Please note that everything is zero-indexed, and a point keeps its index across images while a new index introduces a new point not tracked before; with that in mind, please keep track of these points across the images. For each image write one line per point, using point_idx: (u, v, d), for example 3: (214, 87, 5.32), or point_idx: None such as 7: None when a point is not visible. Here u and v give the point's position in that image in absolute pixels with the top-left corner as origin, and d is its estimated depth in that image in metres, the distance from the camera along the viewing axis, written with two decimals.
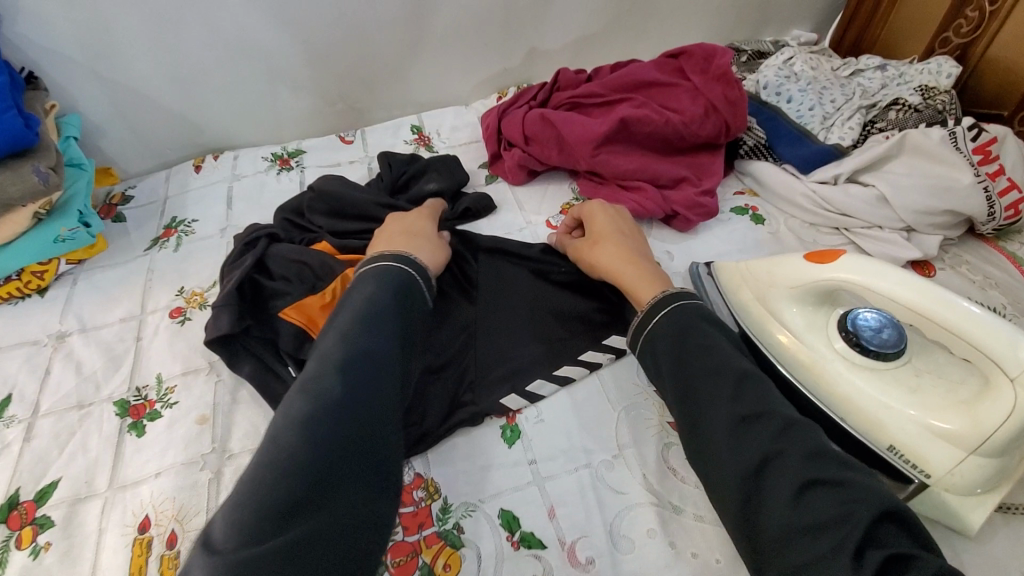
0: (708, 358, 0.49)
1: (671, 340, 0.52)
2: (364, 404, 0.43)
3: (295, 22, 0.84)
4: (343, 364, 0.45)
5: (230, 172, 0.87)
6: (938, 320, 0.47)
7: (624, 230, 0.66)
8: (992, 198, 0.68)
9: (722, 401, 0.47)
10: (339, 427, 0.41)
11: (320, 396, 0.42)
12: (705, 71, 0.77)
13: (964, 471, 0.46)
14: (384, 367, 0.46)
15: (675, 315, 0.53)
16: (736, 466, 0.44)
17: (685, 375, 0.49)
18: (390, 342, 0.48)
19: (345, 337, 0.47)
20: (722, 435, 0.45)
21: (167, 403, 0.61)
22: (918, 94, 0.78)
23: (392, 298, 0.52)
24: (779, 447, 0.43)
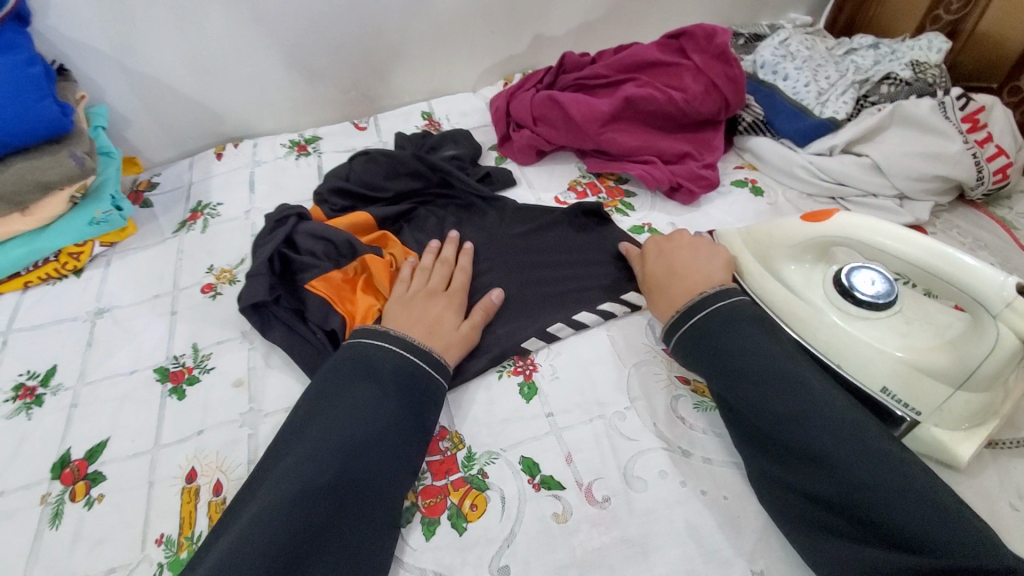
0: (747, 360, 0.52)
1: (721, 330, 0.55)
2: (344, 497, 0.46)
3: (311, 12, 0.88)
4: (331, 449, 0.48)
5: (251, 158, 0.91)
6: (927, 267, 0.50)
7: (685, 250, 0.64)
8: (980, 163, 0.72)
9: (769, 401, 0.50)
10: (311, 517, 0.44)
11: (302, 480, 0.46)
12: (705, 50, 0.79)
13: (951, 407, 0.49)
14: (373, 454, 0.49)
15: (722, 323, 0.56)
16: (794, 454, 0.48)
17: (734, 395, 0.52)
18: (383, 424, 0.51)
19: (341, 418, 0.50)
20: (787, 452, 0.48)
21: (204, 369, 0.65)
22: (908, 69, 0.81)
23: (392, 374, 0.54)
24: (851, 467, 0.45)
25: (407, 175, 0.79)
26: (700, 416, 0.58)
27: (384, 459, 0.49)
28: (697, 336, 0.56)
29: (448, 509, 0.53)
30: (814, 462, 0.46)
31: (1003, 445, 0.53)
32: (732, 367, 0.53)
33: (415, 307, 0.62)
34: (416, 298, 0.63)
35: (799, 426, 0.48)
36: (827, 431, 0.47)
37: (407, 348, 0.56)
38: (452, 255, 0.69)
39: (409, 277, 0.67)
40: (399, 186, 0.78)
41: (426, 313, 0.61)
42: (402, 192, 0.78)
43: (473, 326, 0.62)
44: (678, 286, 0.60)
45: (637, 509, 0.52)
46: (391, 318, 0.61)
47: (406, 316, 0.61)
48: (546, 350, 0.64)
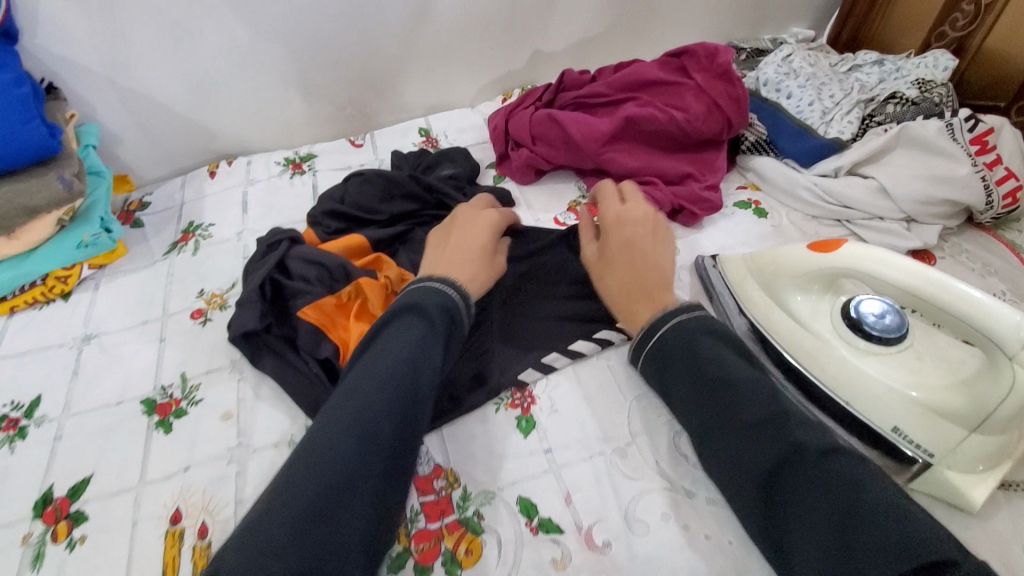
0: (714, 374, 0.51)
1: (690, 344, 0.54)
2: (397, 423, 0.47)
3: (307, 29, 0.86)
4: (386, 377, 0.48)
5: (245, 177, 0.89)
6: (937, 302, 0.48)
7: (641, 238, 0.64)
8: (990, 187, 0.70)
9: (736, 416, 0.49)
10: (372, 442, 0.45)
11: (361, 408, 0.46)
12: (707, 69, 0.78)
13: (966, 449, 0.48)
14: (421, 384, 0.49)
15: (684, 339, 0.54)
16: (760, 469, 0.47)
17: (700, 413, 0.51)
18: (430, 359, 0.51)
19: (390, 350, 0.50)
20: (754, 472, 0.47)
21: (191, 401, 0.63)
22: (914, 87, 0.80)
23: (438, 313, 0.54)
24: (811, 477, 0.45)
25: (403, 196, 0.77)
26: None
27: (430, 392, 0.50)
28: (663, 354, 0.55)
29: (442, 555, 0.51)
30: (770, 495, 0.46)
31: (1018, 487, 0.51)
32: (701, 382, 0.52)
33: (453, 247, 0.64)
34: (454, 230, 0.67)
35: (767, 438, 0.47)
36: (797, 440, 0.46)
37: (455, 280, 0.59)
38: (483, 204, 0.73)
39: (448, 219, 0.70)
40: (394, 208, 0.76)
41: (465, 242, 0.65)
42: (398, 214, 0.76)
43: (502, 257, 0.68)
44: (636, 292, 0.60)
45: (637, 555, 0.50)
46: (432, 254, 0.64)
47: (447, 252, 0.64)
48: (544, 381, 0.62)
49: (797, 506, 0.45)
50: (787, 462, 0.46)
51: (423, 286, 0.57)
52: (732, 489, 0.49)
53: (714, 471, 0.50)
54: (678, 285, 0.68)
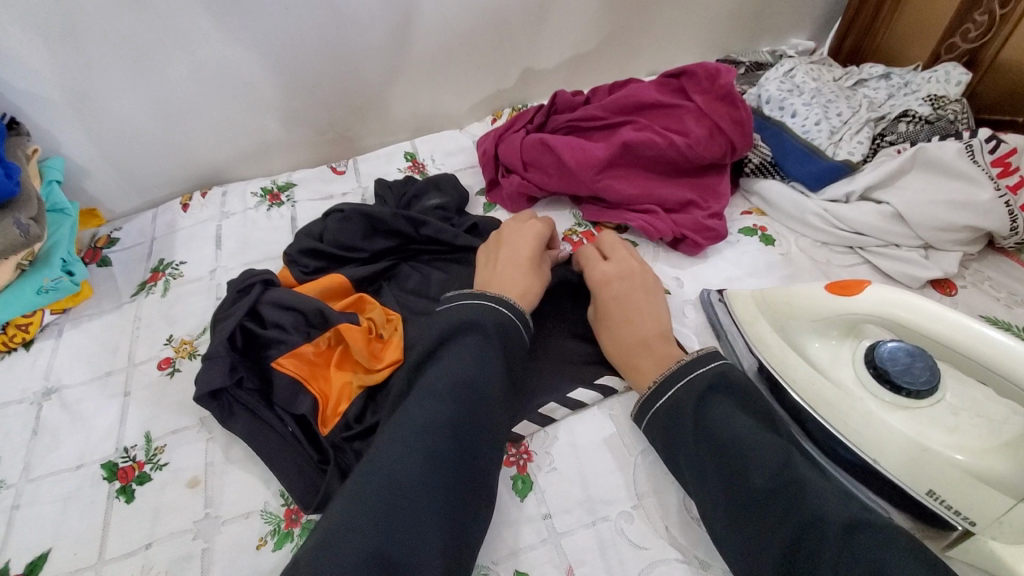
0: (727, 438, 0.47)
1: (699, 406, 0.49)
2: (462, 433, 0.46)
3: (284, 53, 0.82)
4: (449, 391, 0.47)
5: (219, 209, 0.84)
6: (977, 359, 0.44)
7: (634, 288, 0.61)
8: (1014, 212, 0.65)
9: (752, 482, 0.45)
10: (439, 454, 0.44)
11: (430, 420, 0.45)
12: (708, 90, 0.73)
13: (1014, 519, 0.41)
14: (485, 395, 0.48)
15: (693, 397, 0.50)
16: (776, 544, 0.42)
17: (710, 476, 0.47)
18: (492, 371, 0.50)
19: (449, 363, 0.49)
20: (769, 547, 0.42)
21: (156, 464, 0.58)
22: (926, 104, 0.76)
23: (495, 325, 0.53)
24: (827, 552, 0.40)
25: (387, 231, 0.72)
26: None
27: (496, 402, 0.49)
28: (673, 414, 0.50)
29: None
30: None
31: None
32: (714, 443, 0.47)
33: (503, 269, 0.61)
34: (504, 237, 0.65)
35: (781, 505, 0.43)
36: (818, 508, 0.42)
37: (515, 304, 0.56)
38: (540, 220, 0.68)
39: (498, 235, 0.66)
40: (377, 245, 0.72)
41: (517, 248, 0.63)
42: (381, 251, 0.72)
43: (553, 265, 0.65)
44: (644, 349, 0.56)
45: None
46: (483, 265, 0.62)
47: (496, 263, 0.62)
48: (542, 434, 0.57)
49: None
50: (803, 531, 0.42)
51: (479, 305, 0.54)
52: (745, 563, 0.44)
53: (722, 542, 0.45)
54: (683, 322, 0.63)
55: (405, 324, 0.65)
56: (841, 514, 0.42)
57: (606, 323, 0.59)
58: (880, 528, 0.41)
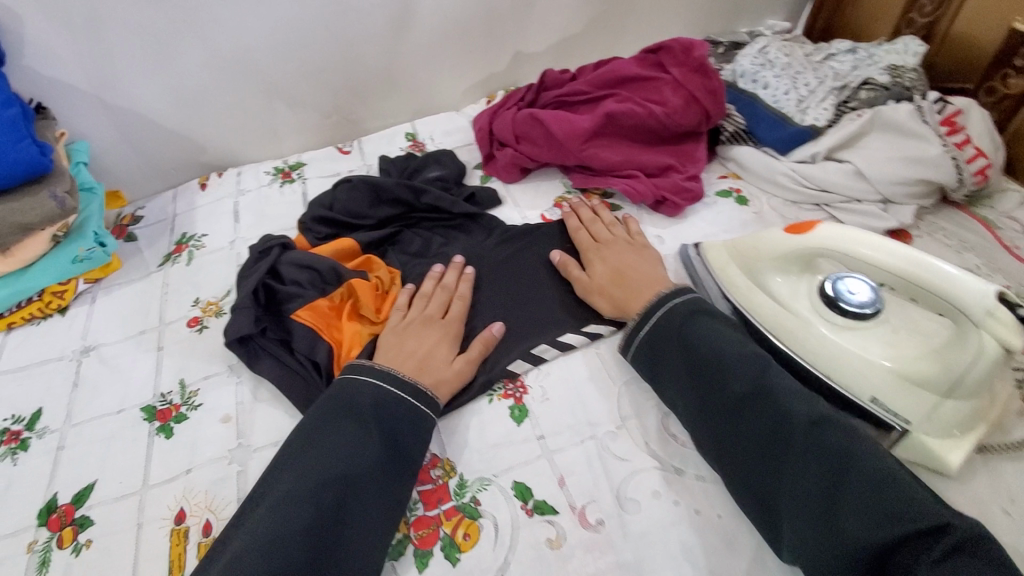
0: (708, 351, 0.54)
1: (683, 324, 0.57)
2: (324, 535, 0.47)
3: (290, 39, 0.88)
4: (312, 489, 0.48)
5: (235, 188, 0.91)
6: (909, 277, 0.50)
7: (621, 252, 0.69)
8: (960, 166, 0.72)
9: (728, 388, 0.52)
10: (289, 564, 0.44)
11: (292, 514, 0.46)
12: (683, 63, 0.80)
13: (941, 414, 0.49)
14: (357, 488, 0.49)
15: (676, 322, 0.58)
16: (753, 438, 0.49)
17: (694, 392, 0.54)
18: (364, 461, 0.50)
19: (321, 452, 0.50)
20: (749, 442, 0.49)
21: (191, 406, 0.65)
22: (886, 73, 0.82)
23: (373, 410, 0.54)
24: (798, 448, 0.47)
25: (391, 200, 0.79)
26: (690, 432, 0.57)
27: (371, 493, 0.49)
28: (659, 336, 0.58)
29: (441, 540, 0.52)
30: (764, 462, 0.48)
31: (990, 450, 0.53)
32: (695, 358, 0.54)
33: (407, 340, 0.62)
34: (412, 327, 0.63)
35: (758, 409, 0.50)
36: (787, 409, 0.49)
37: (404, 382, 0.56)
38: (452, 282, 0.69)
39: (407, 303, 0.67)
40: (383, 212, 0.78)
41: (421, 346, 0.61)
42: (386, 218, 0.79)
43: (469, 361, 0.61)
44: (644, 286, 0.64)
45: (631, 532, 0.51)
46: (382, 347, 0.61)
47: (400, 337, 0.62)
48: (536, 371, 0.63)
49: (792, 472, 0.47)
50: (778, 430, 0.48)
51: (362, 388, 0.55)
52: (727, 462, 0.50)
53: (705, 445, 0.52)
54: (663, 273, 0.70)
55: (409, 281, 0.72)
56: (811, 411, 0.48)
57: (598, 284, 0.66)
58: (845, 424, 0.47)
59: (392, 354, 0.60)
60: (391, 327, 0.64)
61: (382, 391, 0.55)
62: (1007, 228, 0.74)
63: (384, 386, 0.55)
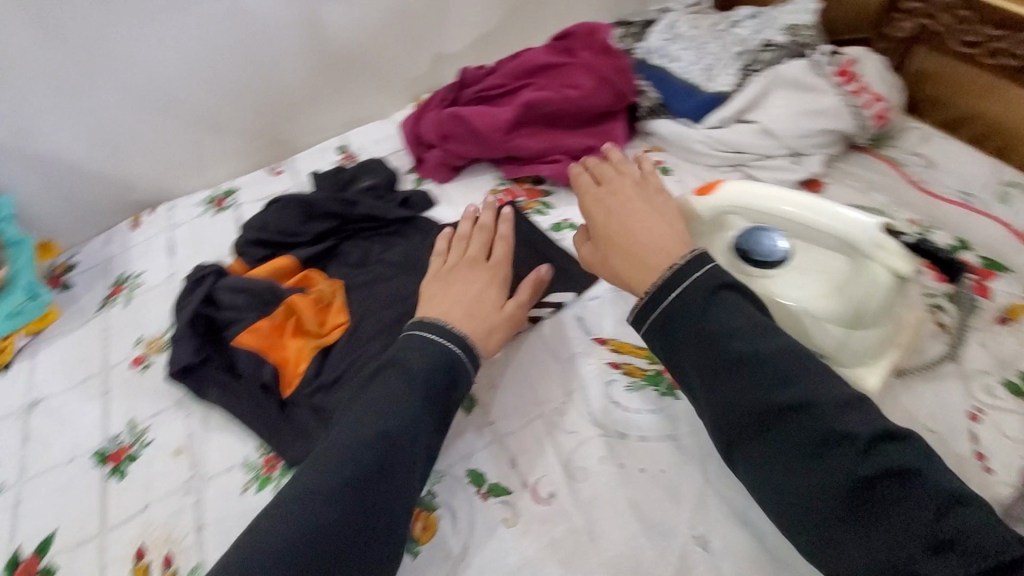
0: (737, 344, 0.44)
1: (704, 306, 0.46)
2: (372, 488, 0.46)
3: (206, 67, 0.88)
4: (360, 440, 0.47)
5: (168, 222, 0.90)
6: (808, 224, 0.53)
7: (633, 201, 0.57)
8: (860, 111, 0.76)
9: (764, 392, 0.42)
10: (333, 518, 0.44)
11: (336, 466, 0.46)
12: (591, 47, 0.83)
13: (851, 344, 0.54)
14: (403, 442, 0.48)
15: (696, 308, 0.46)
16: (797, 454, 0.41)
17: (719, 397, 0.44)
18: (409, 416, 0.49)
19: (369, 404, 0.50)
20: (791, 456, 0.41)
21: (143, 443, 0.64)
22: (785, 33, 0.85)
23: (424, 368, 0.52)
24: (855, 471, 0.39)
25: (323, 215, 0.79)
26: (633, 397, 0.59)
27: (416, 448, 0.49)
28: (674, 320, 0.47)
29: None
30: (808, 480, 0.40)
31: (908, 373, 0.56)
32: (720, 353, 0.44)
33: (453, 285, 0.62)
34: (458, 271, 0.64)
35: (803, 420, 0.41)
36: (841, 422, 0.40)
37: (456, 327, 0.57)
38: (488, 227, 0.69)
39: (446, 250, 0.68)
40: (316, 228, 0.79)
41: (468, 291, 0.62)
42: (320, 233, 0.79)
43: (519, 305, 0.63)
44: (655, 248, 0.52)
45: (581, 499, 0.53)
46: (429, 295, 0.62)
47: (447, 285, 0.63)
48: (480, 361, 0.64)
49: (843, 494, 0.39)
50: (830, 445, 0.40)
51: (410, 335, 0.55)
52: (760, 480, 0.42)
53: (728, 456, 0.44)
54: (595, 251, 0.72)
55: (350, 292, 0.72)
56: (869, 421, 0.40)
57: (602, 248, 0.56)
58: (906, 433, 0.40)
59: (440, 300, 0.61)
60: (437, 273, 0.65)
61: (428, 338, 0.55)
62: (914, 164, 0.78)
63: (427, 330, 0.56)
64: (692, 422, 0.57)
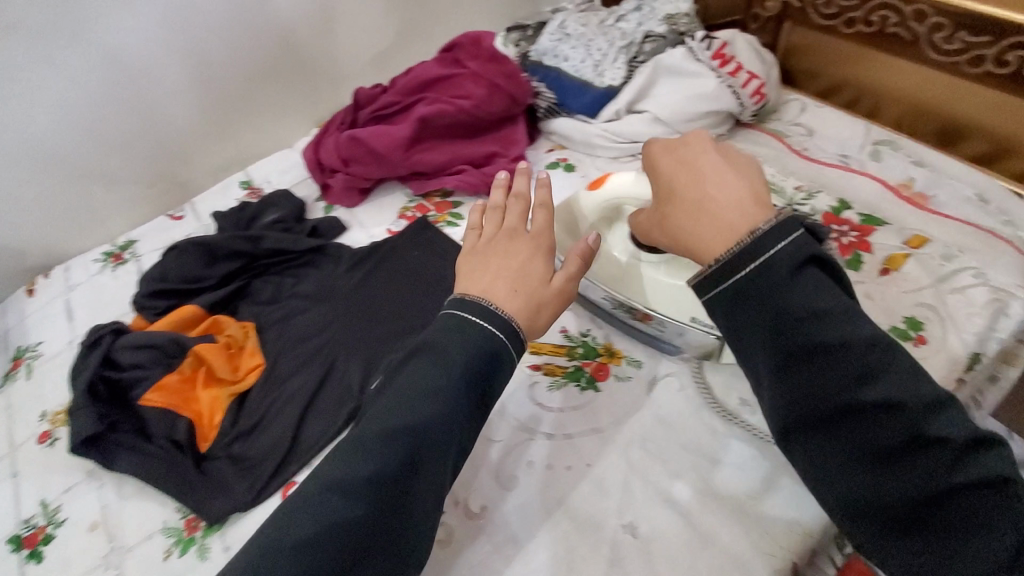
0: (825, 337, 0.37)
1: (790, 291, 0.38)
2: (398, 488, 0.40)
3: (84, 117, 0.84)
4: (391, 434, 0.41)
5: (65, 285, 0.86)
6: None
7: (706, 153, 0.47)
8: (738, 91, 0.80)
9: (847, 388, 0.38)
10: (353, 524, 0.39)
11: (360, 462, 0.40)
12: (478, 55, 0.84)
13: None
14: (439, 439, 0.42)
15: (778, 291, 0.38)
16: (872, 450, 0.38)
17: (793, 388, 0.39)
18: (448, 412, 0.42)
19: (403, 392, 0.43)
20: (864, 454, 0.38)
21: (56, 523, 0.60)
22: (663, 23, 0.88)
23: (466, 354, 0.44)
24: (931, 475, 0.37)
25: (226, 255, 0.77)
26: (555, 396, 0.60)
27: (448, 450, 0.42)
28: (748, 304, 0.39)
29: None
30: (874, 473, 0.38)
31: None
32: (803, 346, 0.38)
33: (491, 257, 0.52)
34: (497, 243, 0.54)
35: (892, 420, 0.37)
36: (933, 427, 0.37)
37: (497, 309, 0.47)
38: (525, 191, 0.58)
39: (479, 222, 0.58)
40: (221, 270, 0.76)
41: (511, 261, 0.51)
42: (226, 274, 0.76)
43: (569, 277, 0.52)
44: (723, 212, 0.42)
45: (513, 507, 0.53)
46: (466, 271, 0.51)
47: (485, 258, 0.52)
48: None
49: (911, 492, 0.38)
50: (912, 449, 0.37)
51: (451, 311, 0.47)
52: (820, 469, 0.40)
53: (786, 439, 0.41)
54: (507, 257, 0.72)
55: (264, 333, 0.71)
56: (960, 423, 0.37)
57: (661, 208, 0.48)
58: (987, 435, 0.38)
59: (473, 277, 0.50)
60: (469, 248, 0.54)
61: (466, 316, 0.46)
62: (795, 134, 0.83)
63: (470, 305, 0.46)
64: (611, 412, 0.59)
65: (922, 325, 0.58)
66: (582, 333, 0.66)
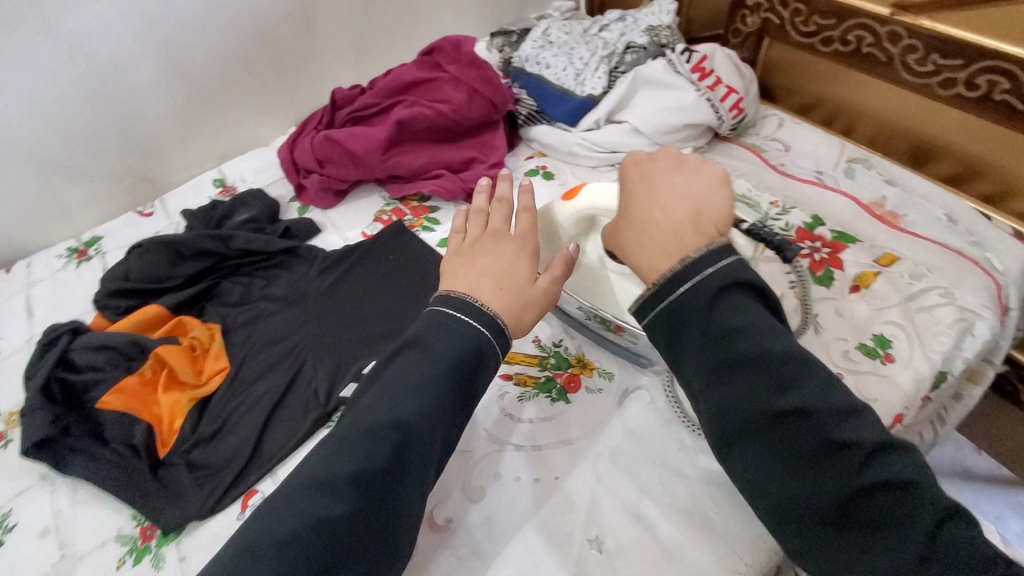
0: (745, 347, 0.39)
1: (712, 306, 0.40)
2: (385, 485, 0.39)
3: (53, 108, 0.81)
4: (377, 428, 0.40)
5: (27, 280, 0.83)
6: None
7: (669, 172, 0.48)
8: (715, 105, 0.80)
9: (767, 396, 0.38)
10: (338, 523, 0.37)
11: (344, 458, 0.39)
12: (457, 60, 0.83)
13: None
14: (426, 436, 0.40)
15: (701, 304, 0.40)
16: (799, 460, 0.38)
17: (719, 398, 0.40)
18: (433, 409, 0.41)
19: (390, 388, 0.42)
20: (791, 463, 0.38)
21: (4, 529, 0.58)
22: (645, 35, 0.88)
23: (451, 351, 0.43)
24: (851, 482, 0.37)
25: (194, 255, 0.75)
26: (525, 407, 0.60)
27: (434, 448, 0.41)
28: (677, 318, 0.41)
29: None
30: (803, 484, 0.38)
31: None
32: (727, 356, 0.39)
33: (477, 258, 0.50)
34: (480, 246, 0.52)
35: (808, 428, 0.38)
36: (840, 430, 0.37)
37: (483, 309, 0.45)
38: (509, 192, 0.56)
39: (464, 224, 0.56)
40: (188, 270, 0.74)
41: (496, 261, 0.50)
42: (193, 275, 0.74)
43: (553, 281, 0.50)
44: (663, 232, 0.44)
45: (480, 520, 0.52)
46: (450, 269, 0.50)
47: (470, 258, 0.50)
48: None
49: (836, 501, 0.37)
50: (830, 455, 0.37)
51: (438, 311, 0.45)
52: (756, 483, 0.40)
53: (724, 453, 0.41)
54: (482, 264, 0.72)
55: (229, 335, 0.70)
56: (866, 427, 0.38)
57: (615, 219, 0.49)
58: (899, 441, 0.38)
59: (458, 278, 0.48)
60: (453, 250, 0.53)
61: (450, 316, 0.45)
62: (773, 149, 0.85)
63: (458, 304, 0.45)
64: (581, 424, 0.58)
65: (890, 342, 0.59)
66: (555, 343, 0.65)
